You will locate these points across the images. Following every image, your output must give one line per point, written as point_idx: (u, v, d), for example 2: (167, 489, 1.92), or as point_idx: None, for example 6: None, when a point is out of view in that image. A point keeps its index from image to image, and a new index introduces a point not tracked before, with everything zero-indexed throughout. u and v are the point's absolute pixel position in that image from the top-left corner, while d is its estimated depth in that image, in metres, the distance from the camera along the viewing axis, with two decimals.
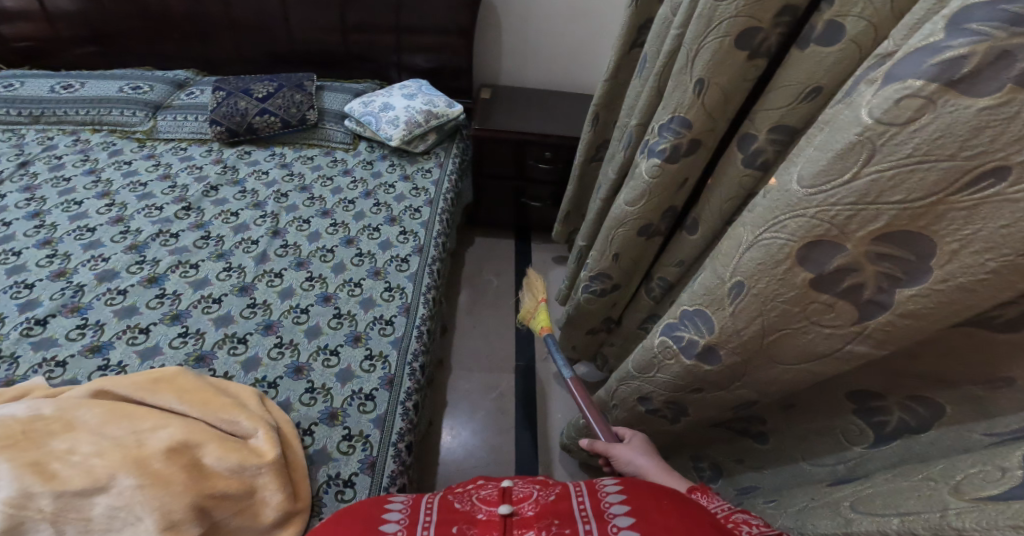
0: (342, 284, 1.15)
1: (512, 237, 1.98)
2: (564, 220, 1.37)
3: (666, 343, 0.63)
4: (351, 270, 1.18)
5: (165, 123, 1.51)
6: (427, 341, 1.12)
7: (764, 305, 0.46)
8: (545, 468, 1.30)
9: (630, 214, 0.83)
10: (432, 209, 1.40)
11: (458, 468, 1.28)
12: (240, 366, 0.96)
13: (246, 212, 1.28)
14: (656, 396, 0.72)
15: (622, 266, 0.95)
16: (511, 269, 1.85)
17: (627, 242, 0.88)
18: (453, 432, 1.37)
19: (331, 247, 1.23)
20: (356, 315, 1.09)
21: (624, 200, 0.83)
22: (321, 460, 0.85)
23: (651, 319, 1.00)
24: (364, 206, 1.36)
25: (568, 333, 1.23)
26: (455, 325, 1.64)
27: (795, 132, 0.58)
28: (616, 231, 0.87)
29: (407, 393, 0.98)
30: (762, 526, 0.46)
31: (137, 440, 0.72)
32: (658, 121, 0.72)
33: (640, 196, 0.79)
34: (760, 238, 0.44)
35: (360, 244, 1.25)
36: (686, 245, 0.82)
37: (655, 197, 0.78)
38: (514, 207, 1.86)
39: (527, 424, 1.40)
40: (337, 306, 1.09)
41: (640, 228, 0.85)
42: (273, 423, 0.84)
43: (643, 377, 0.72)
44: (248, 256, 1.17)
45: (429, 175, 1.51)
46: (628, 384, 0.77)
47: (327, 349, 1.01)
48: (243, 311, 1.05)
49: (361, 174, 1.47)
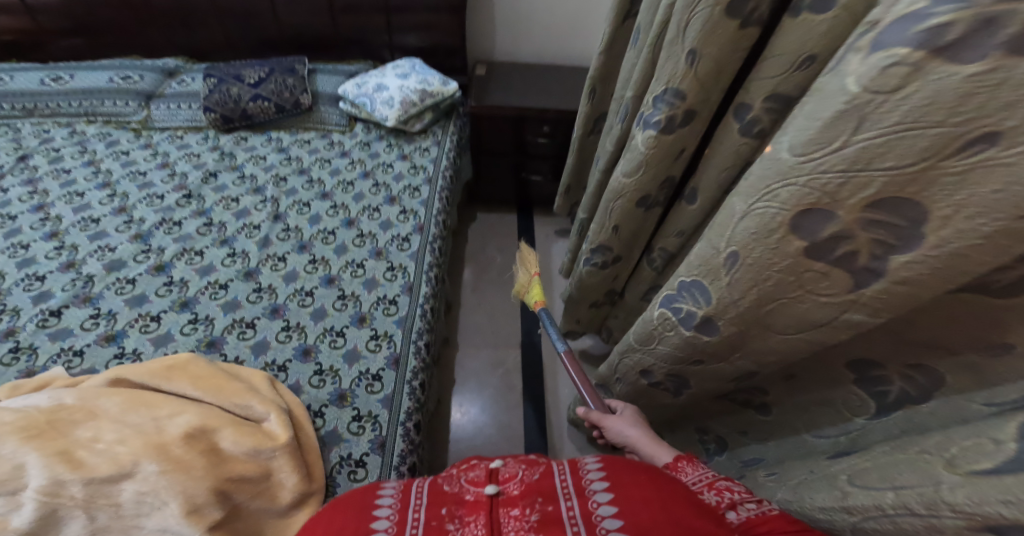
0: (345, 265, 1.16)
1: (514, 212, 1.99)
2: (565, 193, 1.39)
3: (667, 314, 0.66)
4: (352, 252, 1.19)
5: (159, 112, 1.50)
6: (431, 320, 1.13)
7: (758, 274, 0.47)
8: (554, 449, 1.32)
9: (627, 186, 0.84)
10: (431, 188, 1.39)
11: (468, 445, 1.31)
12: (250, 350, 0.98)
13: (246, 198, 1.29)
14: (657, 368, 0.78)
15: (622, 239, 0.97)
16: (514, 245, 1.86)
17: (626, 214, 0.90)
18: (462, 410, 1.40)
19: (332, 229, 1.24)
20: (360, 296, 1.10)
21: (622, 171, 0.83)
22: (333, 441, 0.88)
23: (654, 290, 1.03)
24: (363, 187, 1.36)
25: (573, 307, 1.25)
26: (460, 303, 1.66)
27: (791, 101, 0.57)
28: (614, 204, 0.89)
29: (413, 373, 1.00)
30: (745, 494, 0.49)
31: (157, 427, 0.75)
32: (652, 93, 0.71)
33: (639, 166, 0.79)
34: (753, 208, 0.44)
35: (360, 225, 1.26)
36: (686, 217, 0.83)
37: (650, 167, 0.78)
38: (516, 182, 1.86)
39: (534, 397, 1.44)
40: (341, 288, 1.11)
41: (638, 200, 0.86)
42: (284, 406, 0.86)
43: (645, 349, 0.77)
44: (250, 241, 1.18)
45: (427, 154, 1.50)
46: (631, 357, 0.82)
47: (333, 330, 1.03)
48: (249, 296, 1.07)
49: (358, 155, 1.46)
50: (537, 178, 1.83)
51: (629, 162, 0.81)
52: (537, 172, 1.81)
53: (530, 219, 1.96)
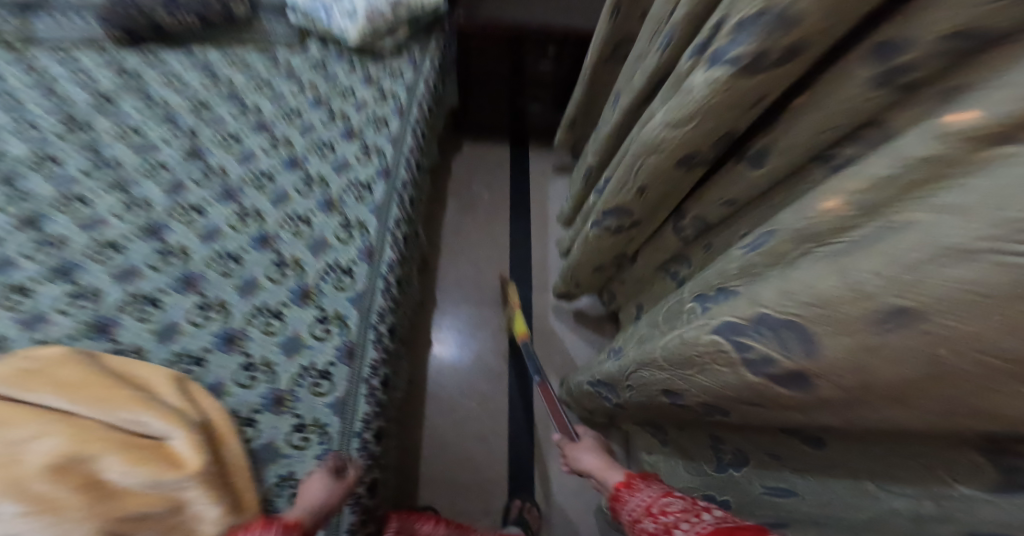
0: (285, 220, 0.92)
1: (507, 142, 1.72)
2: (568, 127, 1.24)
3: (727, 347, 0.50)
4: (295, 203, 0.95)
5: (43, 25, 1.09)
6: (395, 295, 0.94)
7: (952, 344, 0.33)
8: (537, 427, 1.29)
9: (669, 139, 0.61)
10: (402, 121, 1.13)
11: (445, 422, 1.27)
12: (152, 335, 0.75)
13: (153, 131, 0.99)
14: (689, 396, 0.62)
15: (644, 203, 0.77)
16: (505, 183, 1.65)
17: (658, 173, 0.68)
18: (437, 380, 1.32)
19: (269, 172, 0.97)
20: (304, 263, 0.88)
21: (662, 119, 0.61)
22: (269, 458, 0.71)
23: (680, 260, 0.87)
24: (315, 118, 1.08)
25: (575, 270, 1.09)
26: (436, 261, 1.49)
27: (990, 42, 0.34)
28: (645, 160, 0.67)
29: (372, 368, 0.82)
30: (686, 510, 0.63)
31: (8, 458, 0.55)
32: (732, 12, 0.48)
33: (691, 114, 0.56)
34: (987, 252, 0.29)
35: (308, 166, 1.00)
36: (738, 185, 0.63)
37: (708, 120, 0.55)
38: (511, 110, 1.58)
39: (519, 371, 1.36)
40: (278, 252, 0.88)
41: (679, 158, 0.64)
42: (197, 418, 0.67)
43: (675, 374, 0.60)
44: (156, 186, 0.90)
45: (397, 77, 1.21)
46: (653, 375, 0.66)
47: (267, 311, 0.82)
48: (152, 261, 0.82)
49: (309, 77, 1.16)
50: (536, 107, 1.55)
51: (675, 108, 0.58)
52: (536, 100, 1.53)
53: (525, 152, 1.71)
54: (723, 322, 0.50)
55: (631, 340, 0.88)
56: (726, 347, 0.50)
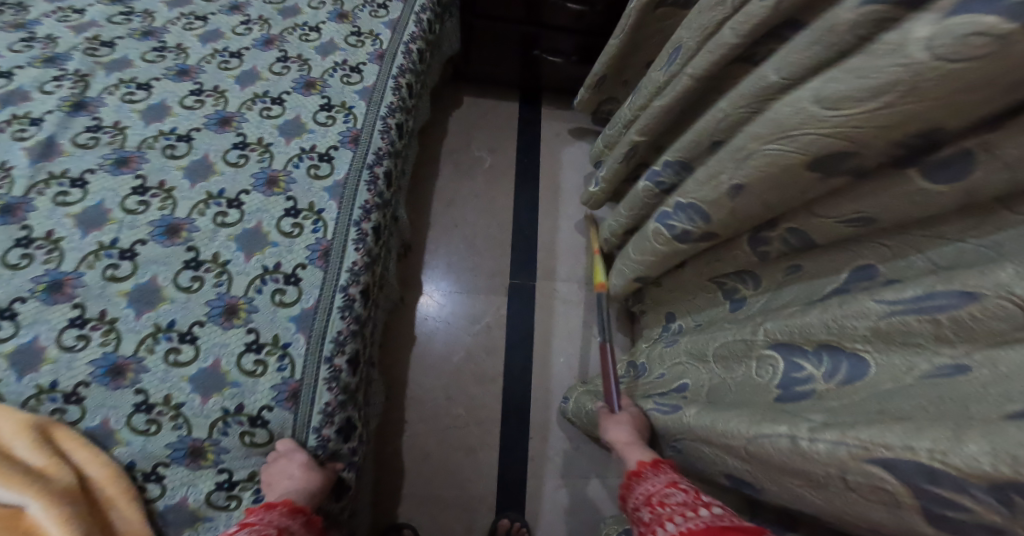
0: (204, 202, 0.66)
1: (516, 98, 1.46)
2: (596, 86, 0.99)
3: (895, 487, 0.34)
4: (222, 176, 0.69)
5: None
6: (365, 307, 0.67)
7: None
8: (533, 437, 1.10)
9: (813, 126, 0.41)
10: (380, 69, 0.82)
11: (426, 432, 1.08)
12: (7, 363, 0.55)
13: (24, 75, 0.73)
14: (764, 493, 0.50)
15: (727, 207, 0.56)
16: (511, 145, 1.39)
17: (779, 169, 0.46)
18: (419, 382, 1.12)
19: (185, 132, 0.71)
20: (229, 265, 0.63)
21: (813, 90, 0.40)
22: (180, 521, 0.55)
23: (739, 275, 0.67)
24: (258, 61, 0.79)
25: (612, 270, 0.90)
26: (422, 239, 1.26)
27: None
28: (767, 150, 0.46)
29: (325, 412, 0.60)
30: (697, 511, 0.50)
31: None
32: None
33: (876, 89, 0.35)
34: None
35: (242, 126, 0.73)
36: (887, 204, 0.43)
37: (908, 104, 0.34)
38: (523, 60, 1.30)
39: (518, 370, 1.15)
40: (193, 247, 0.63)
41: (818, 155, 0.42)
42: (70, 477, 0.52)
43: (756, 469, 0.48)
44: (16, 145, 0.66)
45: (381, 13, 0.88)
46: (720, 460, 0.54)
47: (173, 332, 0.59)
48: (6, 255, 0.59)
49: (259, 11, 0.84)
50: (555, 58, 1.27)
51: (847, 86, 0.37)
52: (555, 51, 1.25)
53: (536, 109, 1.44)
54: (898, 455, 0.33)
55: (671, 377, 0.73)
56: (887, 485, 0.34)
